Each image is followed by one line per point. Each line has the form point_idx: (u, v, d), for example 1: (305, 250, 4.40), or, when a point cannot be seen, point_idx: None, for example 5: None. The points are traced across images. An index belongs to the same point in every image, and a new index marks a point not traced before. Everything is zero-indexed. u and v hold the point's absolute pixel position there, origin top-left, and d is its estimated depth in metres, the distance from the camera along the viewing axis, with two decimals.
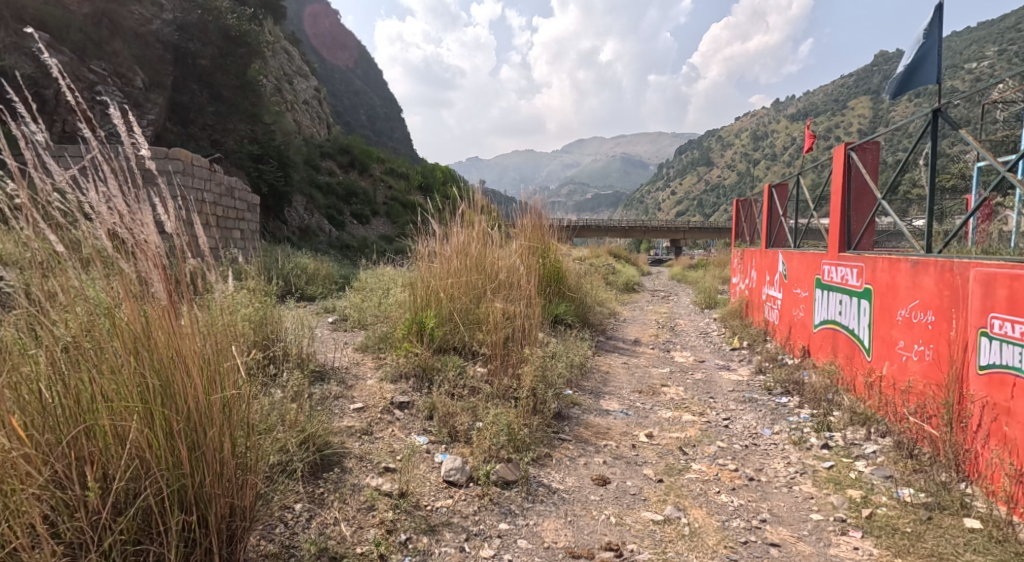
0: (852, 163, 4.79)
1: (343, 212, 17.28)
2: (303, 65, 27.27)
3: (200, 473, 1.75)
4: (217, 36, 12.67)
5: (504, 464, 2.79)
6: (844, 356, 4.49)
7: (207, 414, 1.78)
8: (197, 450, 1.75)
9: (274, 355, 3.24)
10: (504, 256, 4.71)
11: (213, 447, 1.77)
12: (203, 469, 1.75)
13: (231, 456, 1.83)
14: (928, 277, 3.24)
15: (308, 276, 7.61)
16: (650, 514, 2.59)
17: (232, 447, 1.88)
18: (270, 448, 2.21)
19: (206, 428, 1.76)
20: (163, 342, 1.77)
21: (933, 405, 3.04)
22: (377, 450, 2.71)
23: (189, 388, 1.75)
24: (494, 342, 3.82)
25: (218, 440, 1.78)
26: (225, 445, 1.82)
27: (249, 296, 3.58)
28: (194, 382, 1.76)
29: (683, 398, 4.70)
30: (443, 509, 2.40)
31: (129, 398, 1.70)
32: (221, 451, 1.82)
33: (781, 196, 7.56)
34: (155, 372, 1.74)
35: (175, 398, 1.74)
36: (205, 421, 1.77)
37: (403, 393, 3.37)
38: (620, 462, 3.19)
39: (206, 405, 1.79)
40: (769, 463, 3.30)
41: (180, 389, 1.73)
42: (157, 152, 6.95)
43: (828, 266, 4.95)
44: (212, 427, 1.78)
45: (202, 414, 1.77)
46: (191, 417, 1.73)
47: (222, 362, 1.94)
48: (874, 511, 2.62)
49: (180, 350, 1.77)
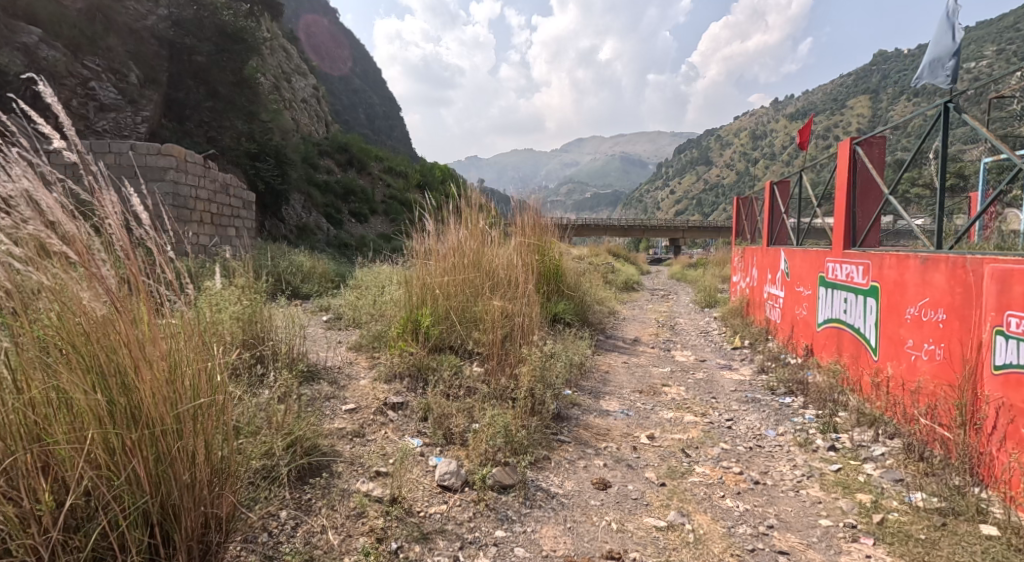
0: (857, 159, 4.65)
1: (341, 210, 17.17)
2: (300, 63, 27.04)
3: (168, 486, 1.66)
4: (212, 32, 12.41)
5: (501, 467, 2.69)
6: (849, 355, 4.39)
7: (173, 424, 1.68)
8: (166, 461, 1.65)
9: (262, 355, 3.12)
10: (502, 253, 4.61)
11: (181, 460, 1.67)
12: (172, 482, 1.65)
13: (203, 466, 1.74)
14: (938, 274, 3.15)
15: (304, 274, 7.51)
16: (652, 520, 2.49)
17: (206, 456, 1.78)
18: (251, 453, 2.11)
19: (173, 437, 1.67)
20: (125, 348, 1.66)
21: (944, 406, 2.95)
22: (368, 453, 2.61)
23: (155, 396, 1.65)
24: (492, 341, 3.71)
25: (186, 451, 1.68)
26: (196, 454, 1.72)
27: (238, 293, 3.46)
28: (158, 389, 1.65)
29: (684, 398, 4.60)
30: (436, 515, 2.30)
31: (86, 408, 1.60)
32: (191, 461, 1.72)
33: (783, 193, 7.47)
34: (117, 379, 1.64)
35: (138, 407, 1.63)
36: (174, 429, 1.68)
37: (398, 393, 3.27)
38: (620, 465, 3.09)
39: (177, 412, 1.70)
40: (774, 465, 3.20)
41: (146, 397, 1.63)
42: (149, 148, 6.87)
43: (832, 264, 4.86)
44: (182, 437, 1.69)
45: (167, 424, 1.66)
46: (159, 426, 1.63)
47: (195, 366, 1.84)
48: (886, 516, 2.52)
49: (141, 357, 1.65)
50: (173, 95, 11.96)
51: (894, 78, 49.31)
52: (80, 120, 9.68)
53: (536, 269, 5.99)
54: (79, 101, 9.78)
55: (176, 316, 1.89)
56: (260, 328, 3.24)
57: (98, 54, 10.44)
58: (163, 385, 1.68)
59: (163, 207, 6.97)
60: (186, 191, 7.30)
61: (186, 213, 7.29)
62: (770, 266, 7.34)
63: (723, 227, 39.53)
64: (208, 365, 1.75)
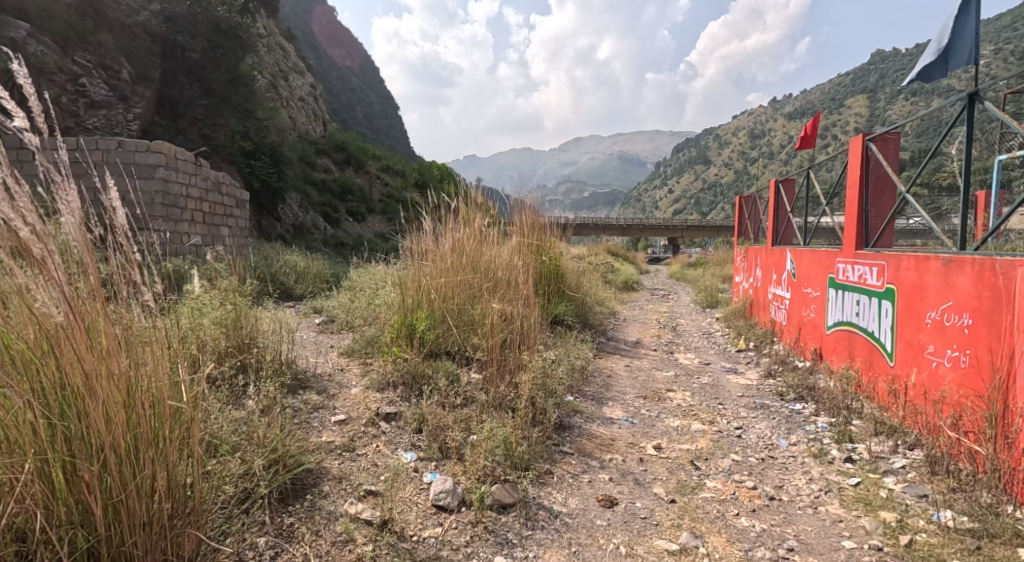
0: (871, 155, 4.48)
1: (338, 209, 16.98)
2: (297, 60, 26.77)
3: (124, 523, 1.53)
4: (206, 28, 12.13)
5: (500, 485, 2.51)
6: (861, 360, 4.22)
7: (129, 454, 1.55)
8: (122, 493, 1.53)
9: (247, 364, 2.94)
10: (501, 254, 4.44)
11: (137, 493, 1.54)
12: (127, 518, 1.53)
13: (163, 498, 1.61)
14: (963, 277, 2.98)
15: (298, 275, 7.32)
16: (663, 543, 2.32)
17: (169, 486, 1.64)
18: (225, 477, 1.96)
19: (129, 467, 1.54)
20: (74, 370, 1.52)
21: (971, 418, 2.80)
22: (358, 469, 2.43)
23: (107, 424, 1.51)
24: (490, 346, 3.53)
25: (141, 483, 1.55)
26: (155, 486, 1.59)
27: (221, 297, 3.28)
28: (111, 417, 1.52)
29: (690, 404, 4.42)
30: (431, 539, 2.12)
31: (32, 437, 1.49)
32: (150, 493, 1.59)
33: (789, 191, 7.31)
34: (67, 405, 1.52)
35: (89, 436, 1.51)
36: (132, 457, 1.55)
37: (390, 403, 3.09)
38: (627, 480, 2.91)
39: (136, 437, 1.57)
40: (790, 479, 3.02)
41: (96, 425, 1.50)
42: (138, 145, 6.67)
43: (843, 265, 4.69)
44: (141, 464, 1.57)
45: (121, 456, 1.53)
46: (114, 456, 1.51)
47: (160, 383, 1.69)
48: (914, 537, 2.37)
49: (91, 380, 1.52)
50: (167, 92, 11.73)
51: (892, 76, 49.28)
52: (70, 118, 9.46)
53: (535, 269, 5.82)
54: (69, 98, 9.57)
55: (144, 326, 1.77)
56: (245, 334, 3.05)
57: (88, 51, 10.23)
58: (119, 410, 1.55)
59: (153, 206, 6.78)
60: (176, 190, 7.10)
61: (177, 212, 7.10)
62: (775, 266, 7.18)
63: (722, 227, 39.45)
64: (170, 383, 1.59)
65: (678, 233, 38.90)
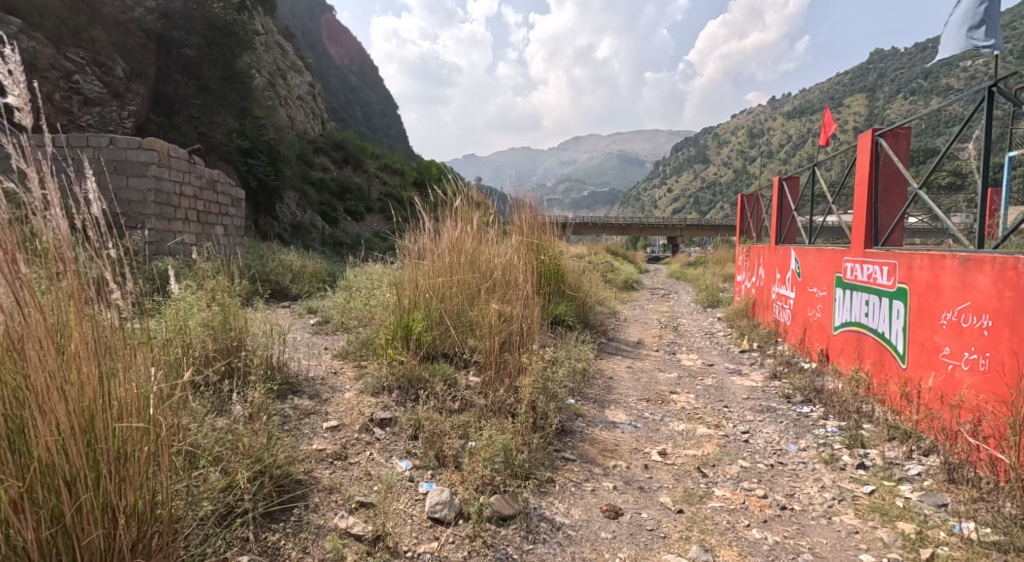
0: (880, 151, 4.35)
1: (336, 209, 16.86)
2: (295, 59, 26.59)
3: (80, 546, 1.49)
4: (202, 25, 11.95)
5: (500, 496, 2.39)
6: (871, 362, 4.10)
7: (84, 473, 1.51)
8: (77, 515, 1.49)
9: (237, 368, 2.80)
10: (500, 253, 4.32)
11: (91, 516, 1.51)
12: (83, 542, 1.49)
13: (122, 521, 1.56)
14: (983, 277, 2.88)
15: (293, 274, 7.20)
16: (672, 557, 2.21)
17: (132, 507, 1.59)
18: (202, 493, 1.87)
19: (85, 488, 1.50)
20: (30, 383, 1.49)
21: (992, 424, 2.70)
22: (350, 479, 2.33)
23: (60, 443, 1.48)
24: (489, 348, 3.42)
25: (95, 506, 1.51)
26: (111, 508, 1.54)
27: (208, 297, 3.15)
28: (64, 436, 1.49)
29: (695, 407, 4.30)
30: (426, 555, 2.00)
31: None
32: (107, 516, 1.54)
33: (792, 190, 7.19)
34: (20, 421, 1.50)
35: (42, 454, 1.47)
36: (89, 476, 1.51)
37: (385, 408, 2.97)
38: (632, 488, 2.79)
39: (96, 456, 1.54)
40: (801, 487, 2.90)
41: (47, 444, 1.47)
42: (130, 142, 6.54)
43: (852, 264, 4.56)
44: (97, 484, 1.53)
45: (74, 475, 1.49)
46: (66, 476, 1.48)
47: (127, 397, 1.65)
48: (936, 551, 2.26)
49: (44, 396, 1.49)
50: (162, 89, 11.57)
51: (891, 75, 49.21)
52: (63, 115, 9.32)
53: (535, 268, 5.71)
54: (62, 95, 9.43)
55: (116, 334, 1.72)
56: (234, 335, 2.90)
57: (82, 47, 10.08)
58: (75, 428, 1.51)
59: (145, 204, 6.65)
60: (169, 188, 6.97)
61: (170, 210, 6.97)
62: (778, 265, 7.06)
63: (722, 226, 39.36)
64: (130, 399, 1.54)
65: (677, 233, 38.84)
